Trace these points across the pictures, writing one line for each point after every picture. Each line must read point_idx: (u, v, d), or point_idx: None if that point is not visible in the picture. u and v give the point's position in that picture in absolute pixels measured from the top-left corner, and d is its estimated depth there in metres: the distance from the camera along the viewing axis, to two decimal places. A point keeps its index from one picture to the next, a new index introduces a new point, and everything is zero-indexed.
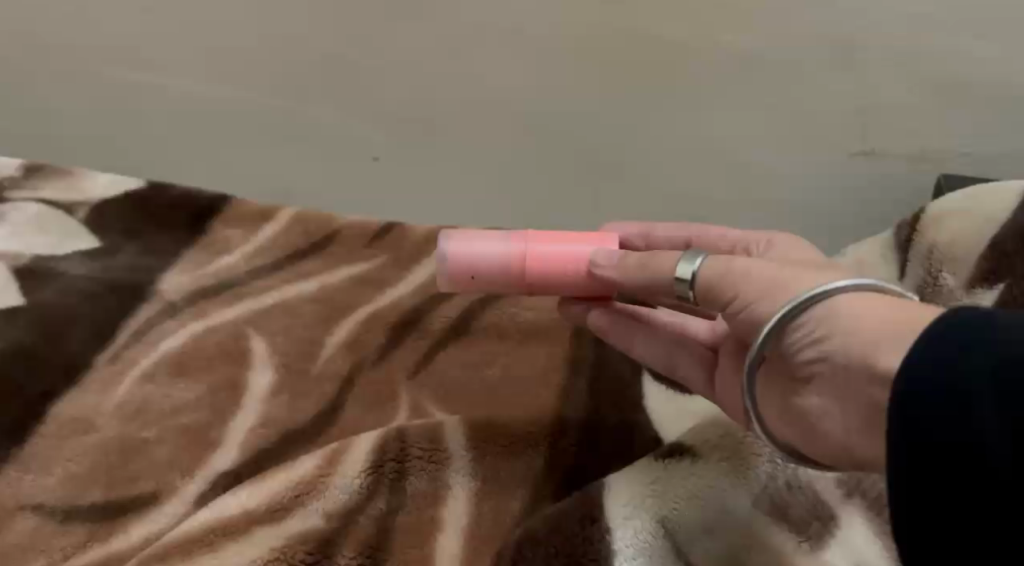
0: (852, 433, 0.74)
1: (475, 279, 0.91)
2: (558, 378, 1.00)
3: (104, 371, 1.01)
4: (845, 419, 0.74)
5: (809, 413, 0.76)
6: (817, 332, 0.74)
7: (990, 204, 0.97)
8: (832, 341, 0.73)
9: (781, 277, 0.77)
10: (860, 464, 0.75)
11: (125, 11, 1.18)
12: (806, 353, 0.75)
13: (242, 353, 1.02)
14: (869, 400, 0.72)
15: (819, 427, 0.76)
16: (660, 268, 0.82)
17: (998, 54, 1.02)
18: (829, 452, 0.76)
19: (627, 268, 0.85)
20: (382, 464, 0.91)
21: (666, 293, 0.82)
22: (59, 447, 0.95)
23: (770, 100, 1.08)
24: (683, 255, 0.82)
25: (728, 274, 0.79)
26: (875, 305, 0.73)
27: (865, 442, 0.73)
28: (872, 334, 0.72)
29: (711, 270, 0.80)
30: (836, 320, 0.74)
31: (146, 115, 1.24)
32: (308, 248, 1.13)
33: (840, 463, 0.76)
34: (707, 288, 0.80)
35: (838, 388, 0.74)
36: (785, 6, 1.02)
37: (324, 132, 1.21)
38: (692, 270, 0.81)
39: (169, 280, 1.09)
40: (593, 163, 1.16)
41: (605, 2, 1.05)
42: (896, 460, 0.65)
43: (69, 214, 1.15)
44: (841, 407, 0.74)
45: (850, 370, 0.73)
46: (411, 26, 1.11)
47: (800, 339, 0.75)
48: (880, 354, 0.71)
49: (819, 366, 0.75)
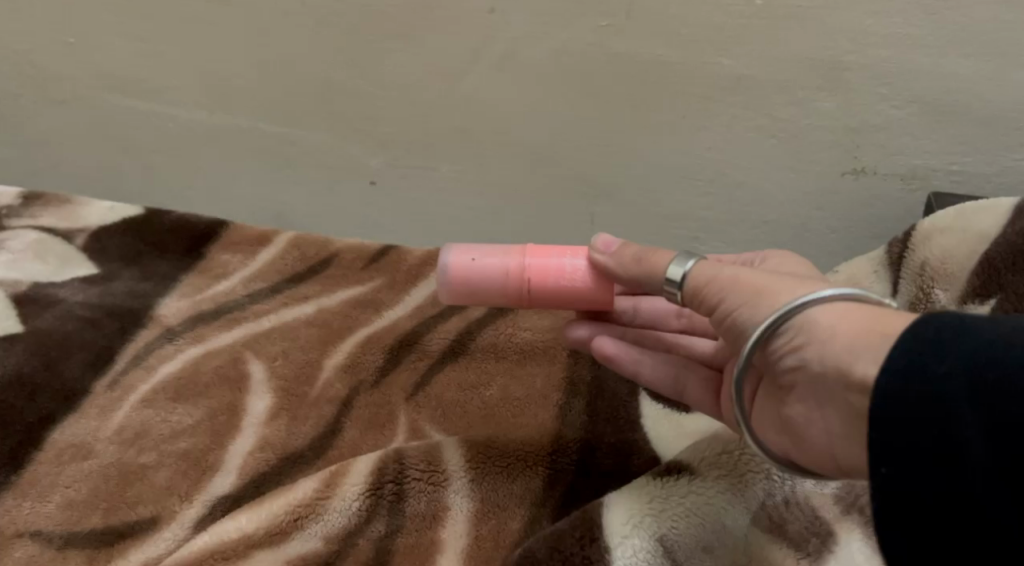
0: (834, 438, 0.78)
1: (473, 262, 0.91)
2: (557, 397, 1.00)
3: (101, 398, 1.01)
4: (827, 425, 0.79)
5: (795, 419, 0.81)
6: (796, 340, 0.79)
7: (982, 219, 0.98)
8: (811, 350, 0.78)
9: (765, 285, 0.82)
10: (846, 470, 0.79)
11: (120, 39, 1.18)
12: (788, 362, 0.80)
13: (240, 377, 1.02)
14: (848, 406, 0.77)
15: (805, 433, 0.80)
16: (654, 267, 0.87)
17: (990, 72, 1.01)
18: (815, 458, 0.80)
19: (622, 257, 0.89)
20: (381, 486, 0.91)
21: (657, 290, 0.88)
22: (58, 474, 0.95)
23: (764, 118, 1.08)
24: (676, 256, 0.87)
25: (717, 284, 0.84)
26: (851, 314, 0.77)
27: (848, 448, 0.78)
28: (847, 343, 0.76)
29: (700, 275, 0.85)
30: (814, 330, 0.78)
31: (142, 141, 1.25)
32: (305, 271, 1.12)
33: (827, 471, 0.81)
34: (697, 295, 0.85)
35: (819, 396, 0.78)
36: (778, 25, 1.02)
37: (319, 156, 1.21)
38: (682, 271, 0.86)
39: (168, 305, 1.09)
40: (588, 182, 1.16)
41: (597, 25, 1.06)
42: (878, 460, 0.70)
43: (67, 241, 1.15)
44: (824, 414, 0.79)
45: (827, 378, 0.77)
46: (404, 51, 1.12)
47: (782, 348, 0.80)
48: (855, 362, 0.76)
49: (800, 375, 0.79)
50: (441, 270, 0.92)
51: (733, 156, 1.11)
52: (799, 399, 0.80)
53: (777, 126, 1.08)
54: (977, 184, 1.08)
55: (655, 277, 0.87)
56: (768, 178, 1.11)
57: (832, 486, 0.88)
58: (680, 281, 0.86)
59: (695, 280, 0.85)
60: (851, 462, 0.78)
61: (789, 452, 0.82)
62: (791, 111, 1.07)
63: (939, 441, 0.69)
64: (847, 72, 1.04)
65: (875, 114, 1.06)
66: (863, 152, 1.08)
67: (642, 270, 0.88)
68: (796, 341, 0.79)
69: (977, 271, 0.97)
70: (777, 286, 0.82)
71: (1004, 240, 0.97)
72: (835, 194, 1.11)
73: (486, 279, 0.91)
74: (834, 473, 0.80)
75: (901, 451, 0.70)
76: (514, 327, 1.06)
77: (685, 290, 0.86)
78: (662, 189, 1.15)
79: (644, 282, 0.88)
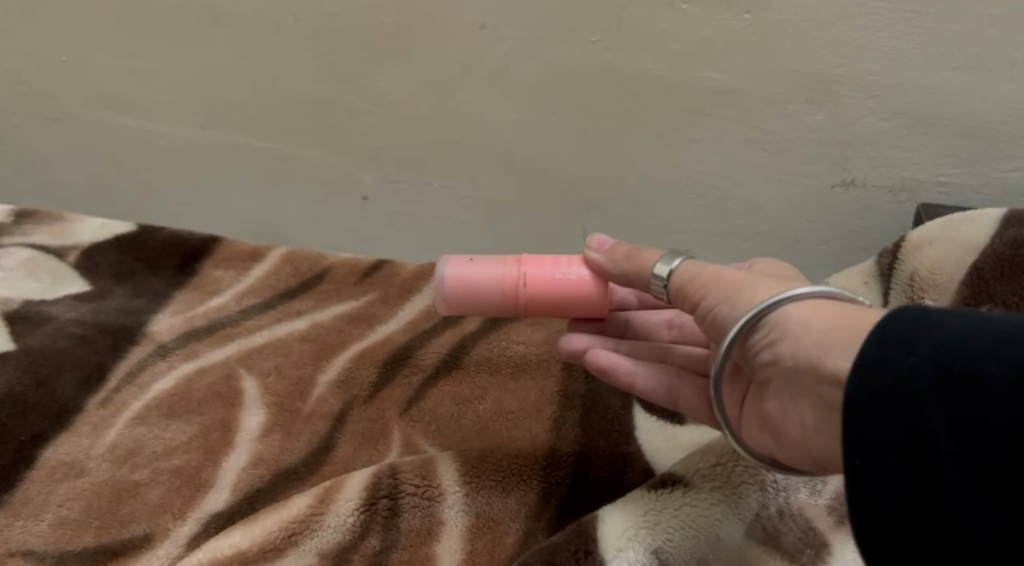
0: (809, 432, 0.79)
1: (472, 262, 0.92)
2: (551, 410, 1.00)
3: (94, 415, 1.01)
4: (802, 420, 0.79)
5: (772, 415, 0.82)
6: (771, 335, 0.80)
7: (970, 229, 0.99)
8: (785, 345, 0.79)
9: (744, 282, 0.83)
10: (822, 464, 0.80)
11: (112, 57, 1.18)
12: (764, 357, 0.81)
13: (234, 393, 1.02)
14: (821, 399, 0.77)
15: (783, 428, 0.81)
16: (643, 264, 0.89)
17: (975, 84, 1.02)
18: (791, 452, 0.81)
19: (614, 256, 0.91)
20: (375, 501, 0.90)
21: (645, 286, 0.89)
22: (50, 492, 0.95)
23: (753, 131, 1.08)
24: (664, 254, 0.89)
25: (698, 281, 0.85)
26: (823, 309, 0.78)
27: (823, 441, 0.79)
28: (819, 337, 0.77)
29: (682, 274, 0.86)
30: (788, 325, 0.79)
31: (134, 157, 1.25)
32: (298, 286, 1.12)
33: (804, 465, 0.81)
34: (680, 291, 0.86)
35: (794, 391, 0.79)
36: (767, 38, 1.03)
37: (311, 171, 1.21)
38: (668, 269, 0.87)
39: (160, 321, 1.09)
40: (579, 195, 1.17)
41: (586, 39, 1.06)
42: (852, 457, 0.71)
43: (59, 258, 1.15)
44: (799, 408, 0.79)
45: (801, 372, 0.78)
46: (394, 66, 1.12)
47: (759, 343, 0.81)
48: (827, 355, 0.76)
49: (776, 369, 0.80)
50: (440, 268, 0.92)
51: (723, 169, 1.11)
52: (776, 394, 0.81)
53: (766, 138, 1.09)
54: (964, 195, 1.09)
55: (644, 273, 0.89)
56: (758, 190, 1.12)
57: (825, 497, 0.89)
58: (667, 277, 0.87)
59: (680, 278, 0.86)
60: (825, 455, 0.79)
61: (772, 451, 0.83)
62: (780, 123, 1.07)
63: (912, 435, 0.69)
64: (835, 85, 1.04)
65: (863, 126, 1.06)
66: (852, 164, 1.09)
67: (632, 267, 0.89)
68: (772, 336, 0.80)
69: (966, 281, 0.98)
70: (756, 283, 0.83)
71: (993, 250, 0.97)
72: (825, 205, 1.12)
73: (484, 272, 0.92)
74: (813, 468, 0.81)
75: (875, 446, 0.70)
76: (507, 340, 1.06)
77: (671, 286, 0.87)
78: (652, 202, 1.15)
79: (634, 278, 0.90)
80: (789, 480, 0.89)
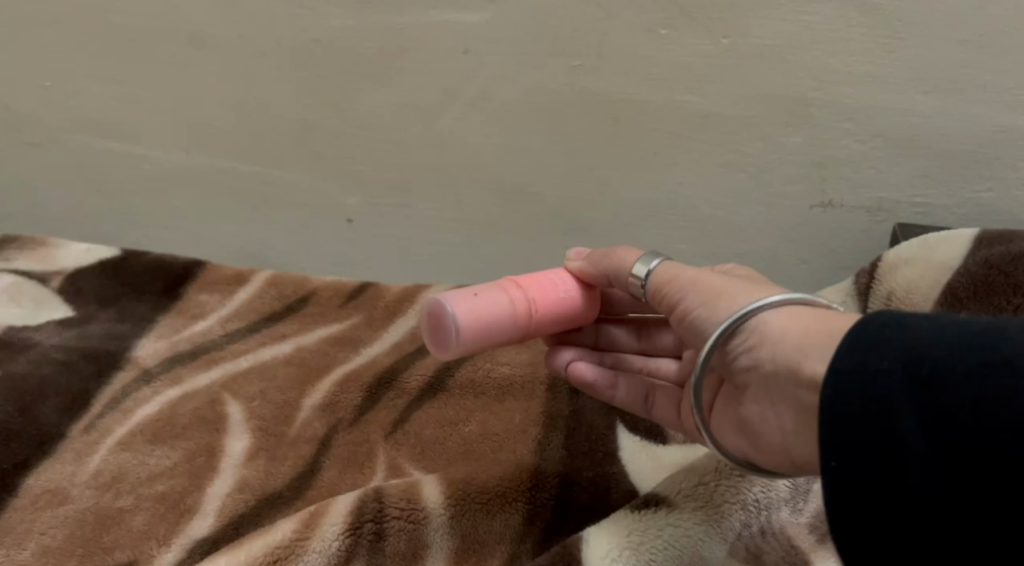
0: (788, 435, 0.80)
1: (478, 296, 0.89)
2: (535, 431, 1.00)
3: (78, 442, 1.01)
4: (780, 424, 0.81)
5: (750, 418, 0.83)
6: (749, 341, 0.81)
7: (943, 250, 1.00)
8: (763, 350, 0.80)
9: (723, 286, 0.85)
10: (801, 466, 0.81)
11: (96, 84, 1.19)
12: (743, 362, 0.82)
13: (218, 418, 1.02)
14: (798, 403, 0.79)
15: (760, 432, 0.83)
16: (622, 263, 0.91)
17: (948, 107, 1.03)
18: (771, 456, 0.83)
19: (594, 259, 0.93)
20: (360, 526, 0.90)
21: (622, 285, 0.92)
22: (33, 520, 0.94)
23: (732, 154, 1.09)
24: (643, 255, 0.91)
25: (677, 284, 0.87)
26: (799, 315, 0.80)
27: (801, 443, 0.80)
28: (797, 343, 0.78)
29: (662, 274, 0.88)
30: (767, 330, 0.80)
31: (117, 183, 1.25)
32: (282, 310, 1.13)
33: (783, 468, 0.83)
34: (659, 292, 0.88)
35: (771, 394, 0.81)
36: (744, 63, 1.05)
37: (294, 196, 1.22)
38: (647, 269, 0.89)
39: (145, 346, 1.10)
40: (561, 218, 1.17)
41: (565, 64, 1.08)
42: (827, 458, 0.72)
43: (43, 284, 1.15)
44: (776, 411, 0.81)
45: (778, 377, 0.79)
46: (376, 91, 1.13)
47: (737, 348, 0.82)
48: (805, 360, 0.78)
49: (754, 374, 0.81)
50: (453, 315, 0.88)
51: (703, 192, 1.12)
52: (755, 398, 0.82)
53: (745, 161, 1.10)
54: (940, 216, 1.09)
55: (622, 273, 0.91)
56: (738, 212, 1.13)
57: (807, 515, 0.89)
58: (646, 277, 0.89)
59: (659, 279, 0.89)
60: (805, 458, 0.80)
61: (748, 455, 0.85)
62: (759, 146, 1.09)
63: (885, 436, 0.70)
64: (811, 107, 1.06)
65: (840, 148, 1.07)
66: (829, 186, 1.09)
67: (611, 265, 0.92)
68: (750, 341, 0.81)
69: (941, 301, 0.99)
70: (735, 288, 0.85)
71: (966, 271, 0.99)
72: (804, 226, 1.12)
73: (497, 309, 0.89)
74: (790, 470, 0.83)
75: (850, 447, 0.71)
76: (492, 361, 1.06)
77: (649, 286, 0.89)
78: (634, 226, 1.16)
79: (613, 277, 0.92)
80: (771, 498, 0.89)
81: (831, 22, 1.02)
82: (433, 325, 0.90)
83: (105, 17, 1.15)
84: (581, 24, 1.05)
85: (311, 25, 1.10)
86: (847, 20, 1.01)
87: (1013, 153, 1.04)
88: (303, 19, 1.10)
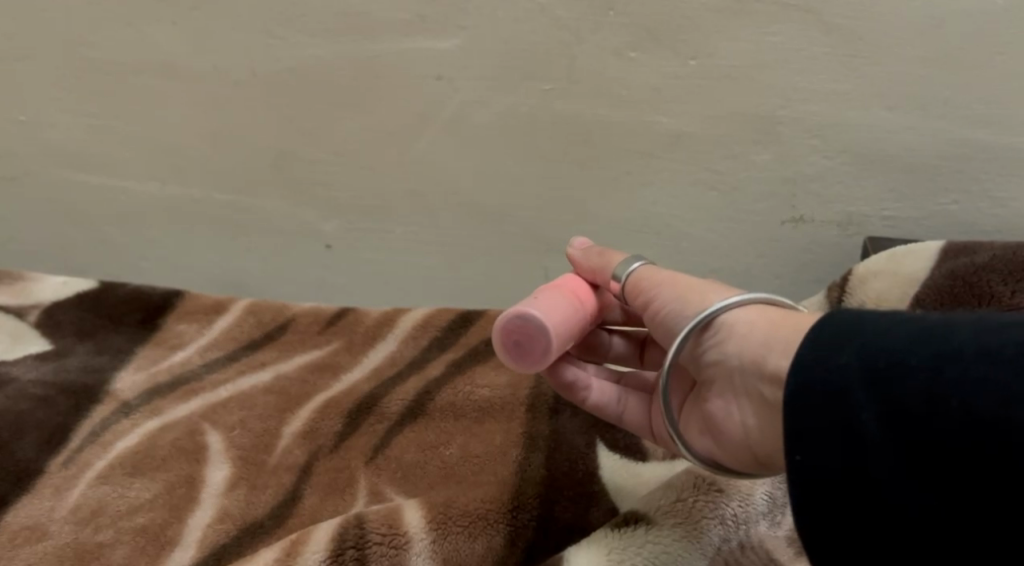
0: (750, 430, 0.82)
1: (540, 297, 0.87)
2: (516, 452, 1.00)
3: (57, 476, 1.00)
4: (743, 418, 0.82)
5: (714, 414, 0.84)
6: (717, 336, 0.83)
7: (910, 263, 1.02)
8: (731, 344, 0.82)
9: (700, 281, 0.86)
10: (763, 462, 0.83)
11: (69, 118, 1.20)
12: (710, 357, 0.84)
13: (198, 448, 1.02)
14: (763, 398, 0.80)
15: (724, 429, 0.84)
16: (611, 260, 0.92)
17: (913, 123, 1.05)
18: (735, 452, 0.84)
19: (589, 254, 0.94)
20: (342, 552, 0.89)
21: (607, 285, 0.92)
22: (12, 557, 0.94)
23: (703, 174, 1.11)
24: (624, 258, 0.91)
25: (653, 281, 0.88)
26: (766, 311, 0.82)
27: (762, 438, 0.82)
28: (762, 337, 0.80)
29: (644, 271, 0.89)
30: (733, 327, 0.82)
31: (92, 214, 1.26)
32: (262, 339, 1.13)
33: (744, 466, 0.84)
34: (636, 290, 0.89)
35: (736, 388, 0.82)
36: (712, 83, 1.06)
37: (271, 223, 1.22)
38: (629, 269, 0.90)
39: (124, 379, 1.10)
40: (537, 239, 1.18)
41: (537, 87, 1.09)
42: (793, 453, 0.73)
43: (19, 319, 1.15)
44: (740, 406, 0.82)
45: (745, 373, 0.81)
46: (350, 116, 1.14)
47: (705, 345, 0.84)
48: (769, 354, 0.79)
49: (720, 370, 0.83)
50: (544, 318, 0.85)
51: (676, 210, 1.13)
52: (719, 393, 0.84)
53: (717, 179, 1.11)
54: (908, 228, 1.10)
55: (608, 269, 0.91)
56: (711, 229, 1.14)
57: (785, 529, 0.90)
58: (626, 277, 0.89)
59: (637, 278, 0.89)
60: (767, 452, 0.82)
61: (714, 453, 0.85)
62: (729, 164, 1.10)
63: (847, 431, 0.71)
64: (779, 126, 1.07)
65: (808, 165, 1.09)
66: (799, 202, 1.11)
67: (602, 260, 0.92)
68: (718, 337, 0.83)
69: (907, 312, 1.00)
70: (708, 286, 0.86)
71: (932, 283, 1.00)
72: (776, 241, 1.13)
73: (565, 300, 0.88)
74: (754, 468, 0.84)
75: (815, 442, 0.72)
76: (472, 384, 1.07)
77: (626, 286, 0.89)
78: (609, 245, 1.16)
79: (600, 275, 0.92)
80: (749, 512, 0.89)
81: (795, 41, 1.03)
82: (512, 341, 0.86)
83: (78, 50, 1.15)
84: (550, 49, 1.07)
85: (283, 54, 1.11)
86: (810, 40, 1.03)
87: (977, 166, 1.06)
88: (276, 49, 1.11)
